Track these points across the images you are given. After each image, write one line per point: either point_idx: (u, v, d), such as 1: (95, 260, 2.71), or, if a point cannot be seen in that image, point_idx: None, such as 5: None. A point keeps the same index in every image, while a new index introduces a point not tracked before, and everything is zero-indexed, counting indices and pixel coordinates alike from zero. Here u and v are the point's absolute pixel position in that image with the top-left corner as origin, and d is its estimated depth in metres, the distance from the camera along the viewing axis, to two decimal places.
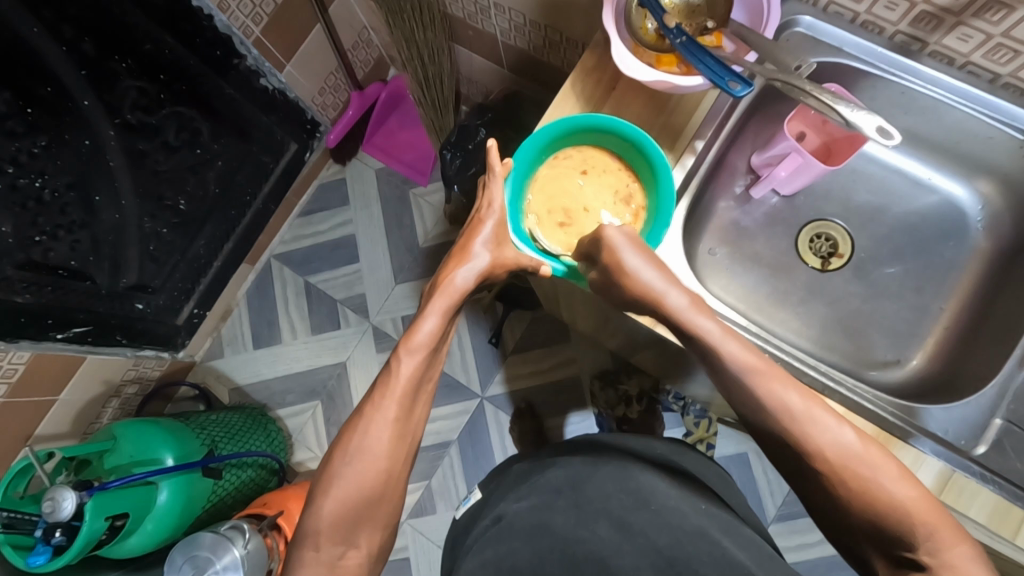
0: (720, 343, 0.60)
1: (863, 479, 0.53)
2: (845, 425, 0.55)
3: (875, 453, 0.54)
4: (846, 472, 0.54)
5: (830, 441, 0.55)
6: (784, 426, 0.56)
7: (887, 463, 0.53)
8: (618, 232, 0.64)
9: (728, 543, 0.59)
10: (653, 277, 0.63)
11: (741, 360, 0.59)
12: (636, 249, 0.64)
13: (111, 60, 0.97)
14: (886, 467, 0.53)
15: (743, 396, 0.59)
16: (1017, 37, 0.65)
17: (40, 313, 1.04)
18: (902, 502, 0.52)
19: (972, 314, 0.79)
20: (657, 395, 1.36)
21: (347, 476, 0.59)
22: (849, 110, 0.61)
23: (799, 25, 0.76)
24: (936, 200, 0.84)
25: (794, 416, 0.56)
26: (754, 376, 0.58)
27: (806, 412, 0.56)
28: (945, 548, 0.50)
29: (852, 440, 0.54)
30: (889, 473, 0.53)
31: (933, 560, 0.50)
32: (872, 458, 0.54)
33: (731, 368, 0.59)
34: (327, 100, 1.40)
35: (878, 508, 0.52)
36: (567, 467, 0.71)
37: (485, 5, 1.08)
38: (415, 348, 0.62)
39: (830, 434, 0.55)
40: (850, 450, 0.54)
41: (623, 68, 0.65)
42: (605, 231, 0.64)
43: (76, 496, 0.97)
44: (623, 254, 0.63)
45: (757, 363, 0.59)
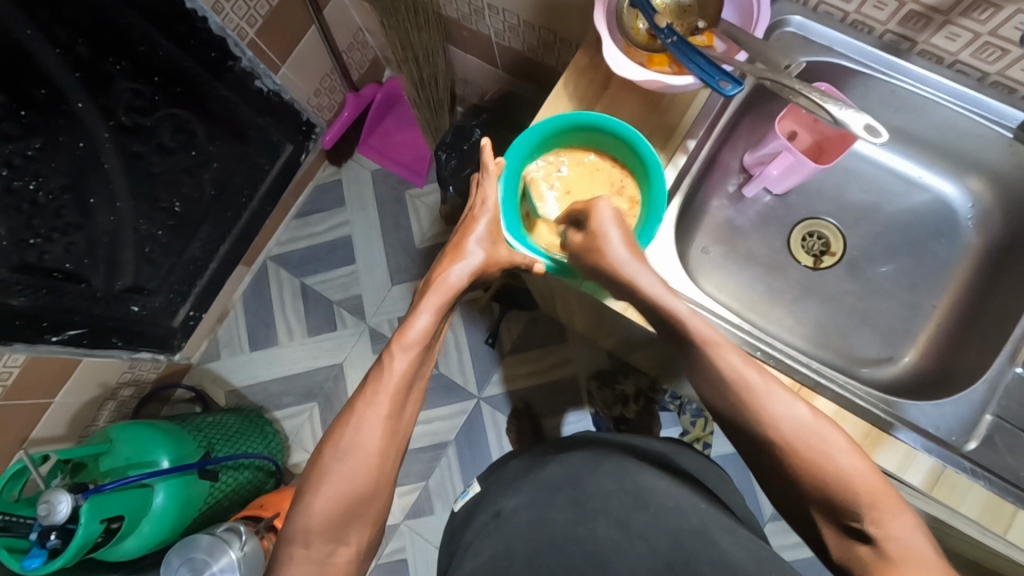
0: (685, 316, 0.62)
1: (818, 457, 0.55)
2: (799, 402, 0.58)
3: (829, 429, 0.56)
4: (799, 447, 0.56)
5: (785, 415, 0.57)
6: (739, 398, 0.59)
7: (840, 440, 0.55)
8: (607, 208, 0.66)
9: (726, 543, 0.59)
10: (627, 253, 0.64)
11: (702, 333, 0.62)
12: (618, 227, 0.66)
13: (106, 62, 0.97)
14: (838, 441, 0.55)
15: (703, 372, 0.61)
16: (1005, 35, 0.65)
17: (35, 315, 1.04)
18: (850, 474, 0.54)
19: (964, 311, 0.80)
20: (655, 395, 1.35)
21: (338, 472, 0.59)
22: (838, 109, 0.62)
23: (789, 25, 0.76)
24: (928, 198, 0.84)
25: (750, 389, 0.59)
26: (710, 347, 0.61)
27: (764, 387, 0.58)
28: (885, 519, 0.52)
29: (805, 416, 0.57)
30: (839, 447, 0.55)
31: (877, 528, 0.52)
32: (824, 432, 0.56)
33: (692, 344, 0.62)
34: (322, 101, 1.41)
35: (831, 482, 0.54)
36: (567, 464, 0.72)
37: (478, 6, 1.08)
38: (409, 345, 0.62)
39: (784, 408, 0.57)
40: (804, 423, 0.56)
41: (615, 69, 0.65)
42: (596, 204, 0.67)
43: (71, 499, 0.97)
44: (605, 225, 0.65)
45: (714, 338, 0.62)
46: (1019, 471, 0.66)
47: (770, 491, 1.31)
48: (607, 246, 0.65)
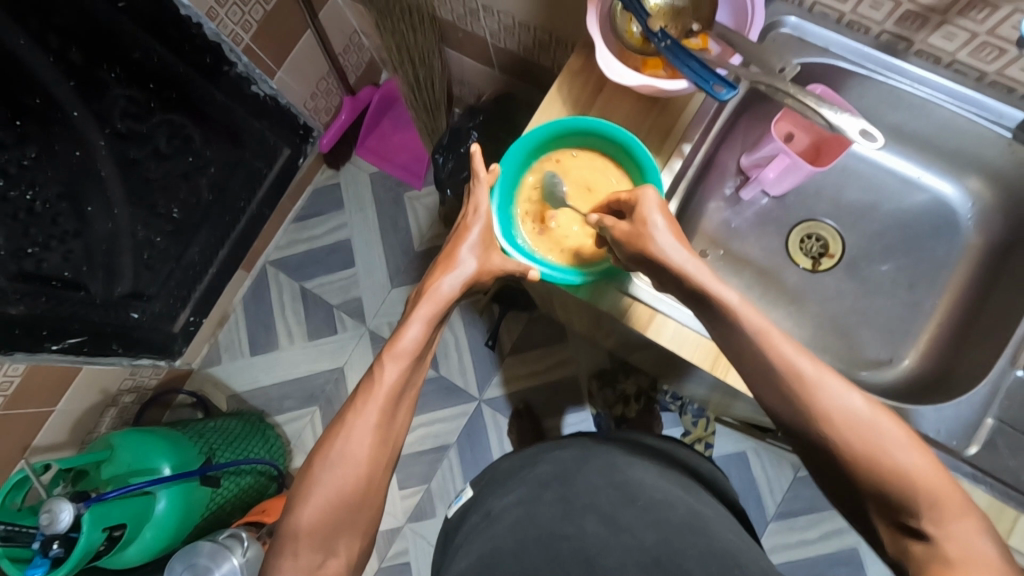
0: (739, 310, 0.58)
1: (872, 449, 0.51)
2: (855, 392, 0.54)
3: (885, 419, 0.52)
4: (855, 436, 0.52)
5: (834, 403, 0.53)
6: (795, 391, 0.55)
7: (901, 435, 0.51)
8: (653, 196, 0.64)
9: (720, 533, 0.60)
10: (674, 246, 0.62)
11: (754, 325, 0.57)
12: (666, 218, 0.63)
13: (100, 70, 0.97)
14: (896, 435, 0.51)
15: (756, 367, 0.57)
16: (1003, 35, 0.65)
17: (34, 324, 1.04)
18: (908, 471, 0.50)
19: (964, 310, 0.79)
20: (655, 394, 1.36)
21: (327, 481, 0.59)
22: (833, 113, 0.61)
23: (784, 26, 0.75)
24: (927, 198, 0.83)
25: (805, 380, 0.54)
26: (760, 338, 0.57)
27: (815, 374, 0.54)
28: (946, 520, 0.48)
29: (860, 405, 0.53)
30: (897, 439, 0.51)
31: (937, 530, 0.48)
32: (883, 423, 0.52)
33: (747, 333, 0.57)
34: (318, 104, 1.40)
35: (888, 478, 0.50)
36: (556, 462, 0.71)
37: (473, 8, 1.08)
38: (398, 355, 0.62)
39: (833, 396, 0.53)
40: (859, 415, 0.52)
41: (608, 74, 0.65)
42: (641, 193, 0.64)
43: (73, 508, 0.96)
44: (650, 213, 0.63)
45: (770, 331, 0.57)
46: (1020, 473, 0.66)
47: (771, 490, 1.31)
48: (652, 238, 0.62)
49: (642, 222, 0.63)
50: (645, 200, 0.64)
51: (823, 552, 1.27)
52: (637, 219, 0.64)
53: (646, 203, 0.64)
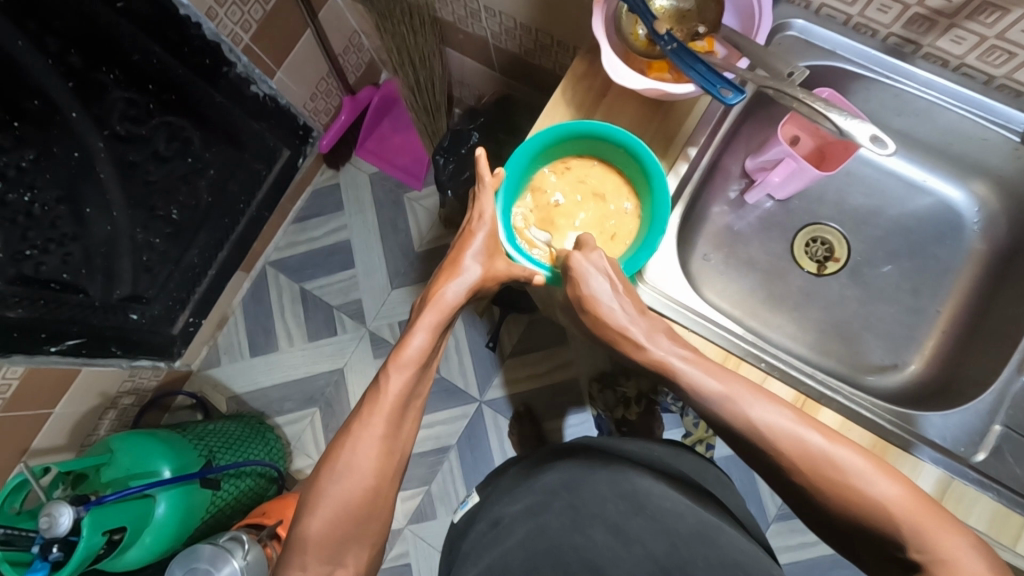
0: (684, 368, 0.60)
1: (846, 484, 0.52)
2: (812, 428, 0.54)
3: (847, 454, 0.52)
4: (826, 477, 0.52)
5: (797, 448, 0.54)
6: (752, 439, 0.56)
7: (866, 465, 0.52)
8: (585, 259, 0.65)
9: (725, 542, 0.60)
10: (617, 307, 0.64)
11: (704, 381, 0.58)
12: (601, 277, 0.65)
13: (99, 71, 0.96)
14: (859, 466, 0.52)
15: (716, 418, 0.58)
16: (1011, 39, 0.64)
17: (33, 327, 1.03)
18: (884, 501, 0.50)
19: (968, 315, 0.79)
20: (657, 396, 1.29)
21: (334, 493, 0.58)
22: (842, 118, 0.61)
23: (790, 28, 0.75)
24: (932, 202, 0.83)
25: (759, 428, 0.56)
26: (719, 393, 0.58)
27: (773, 421, 0.55)
28: (931, 543, 0.48)
29: (821, 442, 0.53)
30: (863, 470, 0.51)
31: (923, 556, 0.48)
32: (846, 456, 0.52)
33: (698, 392, 0.59)
34: (318, 105, 1.39)
35: (868, 512, 0.51)
36: (563, 471, 0.70)
37: (475, 9, 1.07)
38: (404, 364, 0.61)
39: (795, 440, 0.54)
40: (823, 453, 0.53)
41: (614, 77, 0.64)
42: (574, 259, 0.66)
43: (73, 511, 0.96)
44: (588, 279, 0.64)
45: (721, 384, 0.58)
46: None
47: (772, 493, 1.30)
48: (597, 306, 0.64)
49: (584, 289, 0.65)
50: (580, 268, 0.65)
51: (825, 554, 1.27)
52: (578, 287, 0.65)
53: (581, 269, 0.65)
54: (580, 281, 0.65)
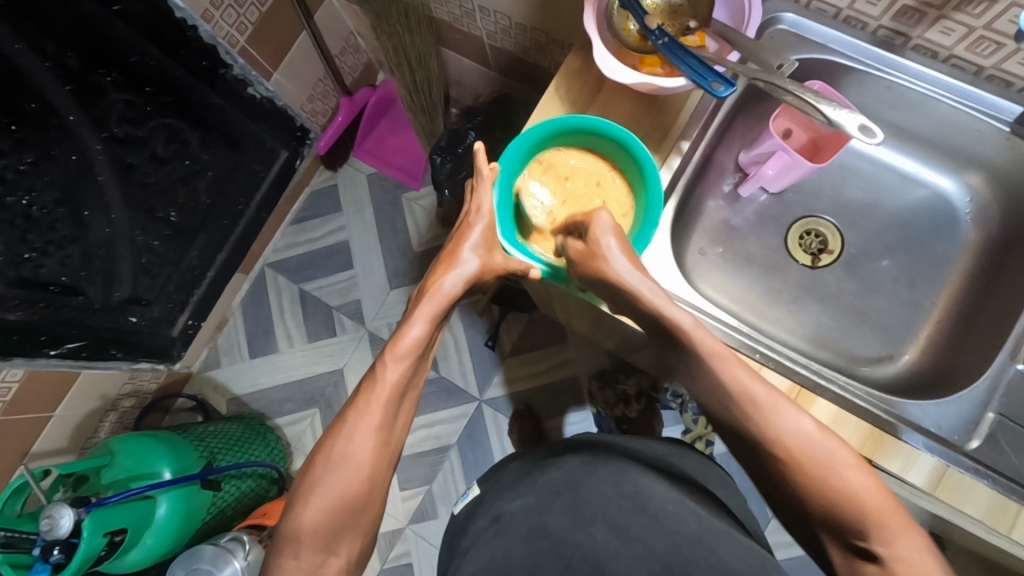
0: (694, 335, 0.61)
1: (825, 470, 0.54)
2: (806, 417, 0.57)
3: (835, 444, 0.55)
4: (809, 462, 0.55)
5: (790, 430, 0.56)
6: (747, 413, 0.58)
7: (848, 457, 0.54)
8: (606, 217, 0.66)
9: (723, 546, 0.59)
10: (626, 266, 0.63)
11: (710, 347, 0.61)
12: (617, 238, 0.65)
13: (96, 74, 0.97)
14: (842, 456, 0.54)
15: (707, 384, 0.61)
16: (1000, 29, 0.65)
17: (32, 330, 1.04)
18: (859, 492, 0.53)
19: (963, 306, 0.79)
20: (656, 394, 1.33)
21: (330, 482, 0.58)
22: (832, 109, 0.62)
23: (782, 22, 0.76)
24: (926, 193, 0.84)
25: (756, 403, 0.58)
26: (718, 362, 0.60)
27: (771, 402, 0.58)
28: (893, 539, 0.51)
29: (813, 430, 0.56)
30: (847, 462, 0.54)
31: (886, 550, 0.51)
32: (834, 448, 0.55)
33: (703, 359, 0.61)
34: (316, 106, 1.40)
35: (839, 497, 0.53)
36: (566, 468, 0.71)
37: (469, 8, 1.08)
38: (402, 354, 0.62)
39: (790, 423, 0.56)
40: (813, 440, 0.55)
41: (606, 71, 0.65)
42: (596, 214, 0.66)
43: (73, 513, 0.97)
44: (603, 234, 0.64)
45: (724, 354, 0.61)
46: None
47: (772, 488, 1.30)
48: (607, 260, 0.63)
49: (596, 244, 0.64)
50: (599, 222, 0.65)
51: None
52: (591, 240, 0.65)
53: (599, 223, 0.65)
54: (595, 234, 0.65)
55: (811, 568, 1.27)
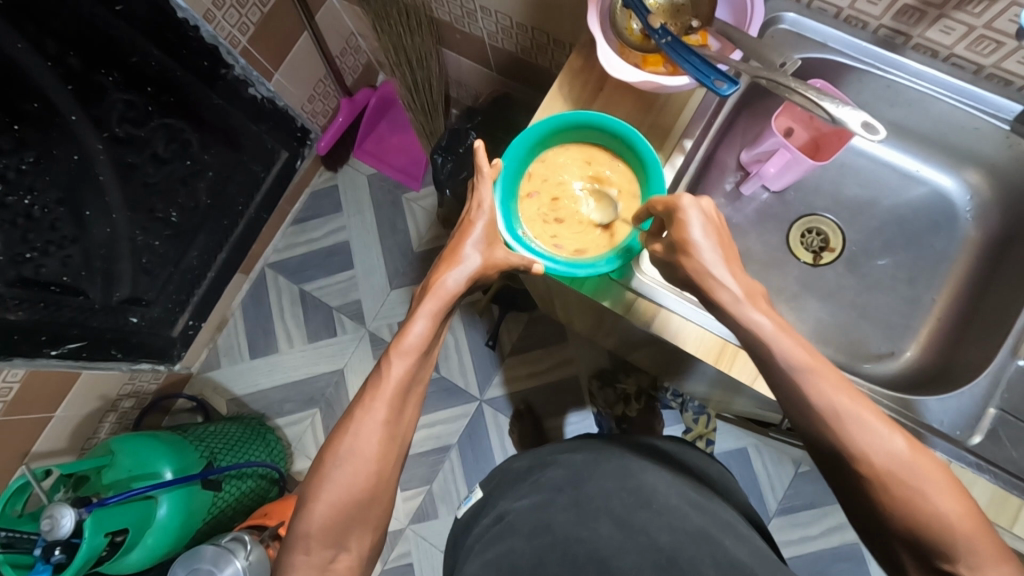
0: (773, 339, 0.56)
1: (909, 495, 0.52)
2: (896, 433, 0.53)
3: (925, 465, 0.52)
4: (894, 482, 0.52)
5: (876, 447, 0.53)
6: (827, 425, 0.54)
7: (941, 481, 0.52)
8: (694, 202, 0.60)
9: (730, 541, 0.59)
10: (715, 259, 0.59)
11: (790, 358, 0.55)
12: (705, 226, 0.60)
13: (98, 74, 0.97)
14: (936, 481, 0.52)
15: (788, 395, 0.57)
16: (999, 28, 0.65)
17: (33, 329, 1.04)
18: (945, 517, 0.51)
19: (963, 303, 0.80)
20: (656, 393, 1.36)
21: (337, 478, 0.59)
22: (835, 106, 0.62)
23: (783, 21, 0.76)
24: (926, 191, 0.84)
25: (840, 416, 0.54)
26: (799, 375, 0.55)
27: (856, 416, 0.54)
28: (983, 564, 0.50)
29: (903, 449, 0.53)
30: (937, 485, 0.52)
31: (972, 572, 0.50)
32: (922, 471, 0.52)
33: (781, 364, 0.56)
34: (316, 107, 1.41)
35: (925, 523, 0.51)
36: (569, 465, 0.71)
37: (470, 8, 1.08)
38: (405, 351, 0.62)
39: (876, 441, 0.53)
40: (901, 461, 0.52)
41: (608, 69, 0.65)
42: (680, 200, 0.60)
43: (75, 512, 0.97)
44: (687, 221, 0.60)
45: (809, 361, 0.56)
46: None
47: (772, 486, 1.31)
48: (696, 251, 0.59)
49: (681, 233, 0.60)
50: (683, 209, 0.60)
51: (827, 547, 1.28)
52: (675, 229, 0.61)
53: (683, 211, 0.60)
54: (678, 222, 0.60)
55: (811, 567, 1.27)
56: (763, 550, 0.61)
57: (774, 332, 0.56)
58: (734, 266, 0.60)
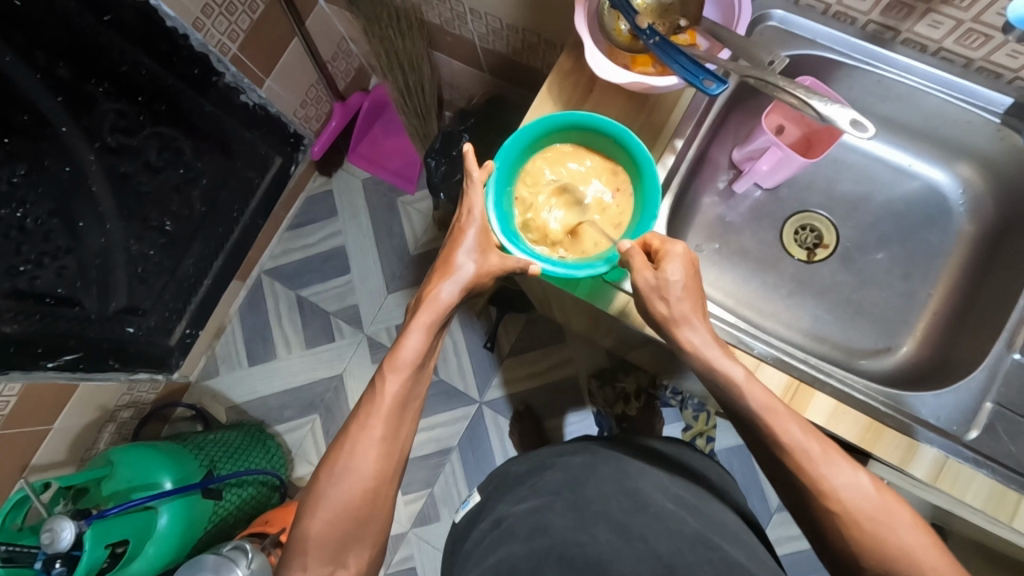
0: (744, 387, 0.60)
1: (876, 532, 0.55)
2: (861, 471, 0.56)
3: (892, 504, 0.56)
4: (863, 518, 0.55)
5: (846, 484, 0.56)
6: (798, 463, 0.57)
7: (905, 514, 0.55)
8: (682, 253, 0.64)
9: (729, 548, 0.60)
10: (689, 305, 0.63)
11: (762, 403, 0.59)
12: (687, 276, 0.63)
13: (88, 84, 0.97)
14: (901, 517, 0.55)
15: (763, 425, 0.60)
16: (988, 22, 0.65)
17: (29, 342, 1.03)
18: (911, 550, 0.54)
19: (959, 296, 0.80)
20: (655, 390, 1.35)
21: (334, 495, 0.60)
22: (823, 104, 0.63)
23: (772, 19, 0.76)
24: (919, 185, 0.84)
25: (811, 455, 0.57)
26: (770, 417, 0.59)
27: (824, 455, 0.57)
28: None
29: (868, 486, 0.56)
30: (903, 520, 0.55)
31: None
32: (889, 507, 0.55)
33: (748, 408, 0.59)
34: (309, 112, 1.40)
35: (893, 558, 0.54)
36: (566, 468, 0.71)
37: (460, 10, 1.08)
38: (399, 366, 0.62)
39: (845, 478, 0.56)
40: (869, 497, 0.55)
41: (596, 70, 0.65)
42: (673, 245, 0.64)
43: (75, 525, 0.96)
44: (674, 267, 0.63)
45: (771, 403, 0.59)
46: (1021, 457, 0.67)
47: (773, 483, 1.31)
48: (671, 295, 0.63)
49: (664, 277, 0.62)
50: (673, 254, 0.64)
51: None
52: (659, 270, 0.63)
53: (672, 257, 0.63)
54: (666, 264, 0.63)
55: (814, 562, 1.27)
56: (762, 555, 0.61)
57: (748, 381, 0.60)
58: (701, 319, 0.64)
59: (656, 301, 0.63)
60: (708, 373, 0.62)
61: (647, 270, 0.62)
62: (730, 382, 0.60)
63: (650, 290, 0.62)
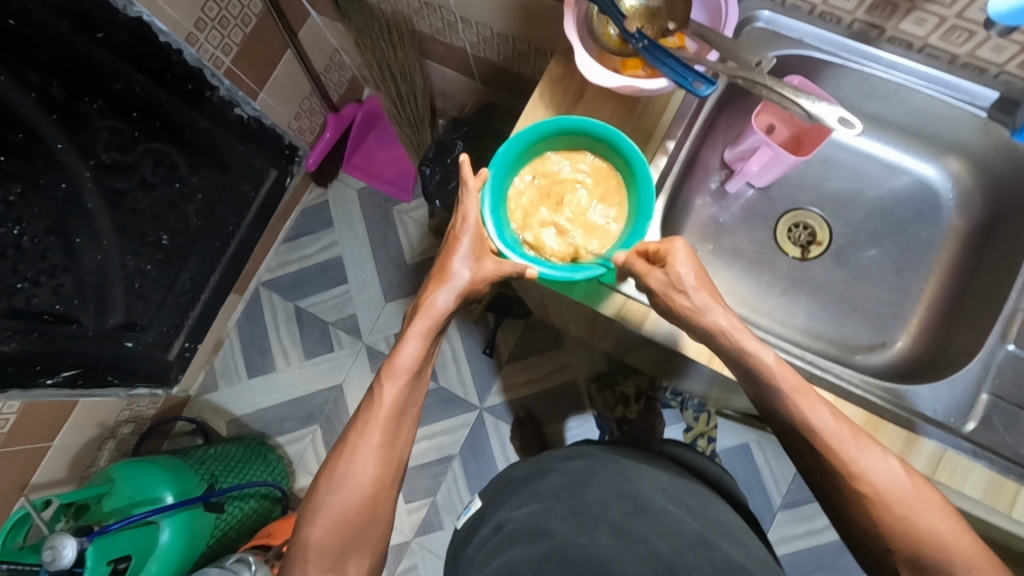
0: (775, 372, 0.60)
1: (907, 515, 0.56)
2: (891, 456, 0.57)
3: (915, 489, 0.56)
4: (893, 501, 0.56)
5: (876, 468, 0.57)
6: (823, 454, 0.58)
7: (936, 500, 0.56)
8: (682, 249, 0.64)
9: (728, 546, 0.60)
10: (702, 296, 0.62)
11: (792, 384, 0.60)
12: (694, 267, 0.63)
13: (82, 102, 0.97)
14: (932, 501, 0.56)
15: None
16: (970, 18, 0.66)
17: (26, 360, 1.03)
18: (931, 543, 0.55)
19: (953, 290, 0.80)
20: (655, 393, 1.34)
21: (333, 503, 0.60)
22: (811, 102, 0.64)
23: (758, 20, 0.77)
24: (909, 181, 0.85)
25: (842, 440, 0.58)
26: (800, 399, 0.60)
27: (855, 440, 0.58)
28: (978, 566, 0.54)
29: (899, 471, 0.57)
30: (933, 506, 0.56)
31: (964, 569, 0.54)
32: (920, 492, 0.56)
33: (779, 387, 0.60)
34: (303, 124, 1.40)
35: (922, 543, 0.55)
36: (567, 471, 0.71)
37: (451, 20, 1.09)
38: (397, 373, 0.63)
39: (875, 462, 0.57)
40: (899, 481, 0.56)
41: (587, 75, 0.66)
42: (672, 243, 0.64)
43: (76, 542, 0.96)
44: (680, 261, 0.63)
45: (796, 383, 0.60)
46: (1018, 447, 0.67)
47: (776, 481, 1.31)
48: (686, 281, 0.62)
49: (674, 273, 0.62)
50: (674, 250, 0.64)
51: (832, 541, 1.28)
52: (668, 268, 0.63)
53: (675, 253, 0.63)
54: (672, 260, 0.63)
55: (819, 561, 1.27)
56: (760, 553, 0.61)
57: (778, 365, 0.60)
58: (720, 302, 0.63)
59: (675, 297, 0.63)
60: (739, 355, 0.61)
61: (655, 271, 0.63)
62: (760, 365, 0.60)
63: (664, 287, 0.63)
